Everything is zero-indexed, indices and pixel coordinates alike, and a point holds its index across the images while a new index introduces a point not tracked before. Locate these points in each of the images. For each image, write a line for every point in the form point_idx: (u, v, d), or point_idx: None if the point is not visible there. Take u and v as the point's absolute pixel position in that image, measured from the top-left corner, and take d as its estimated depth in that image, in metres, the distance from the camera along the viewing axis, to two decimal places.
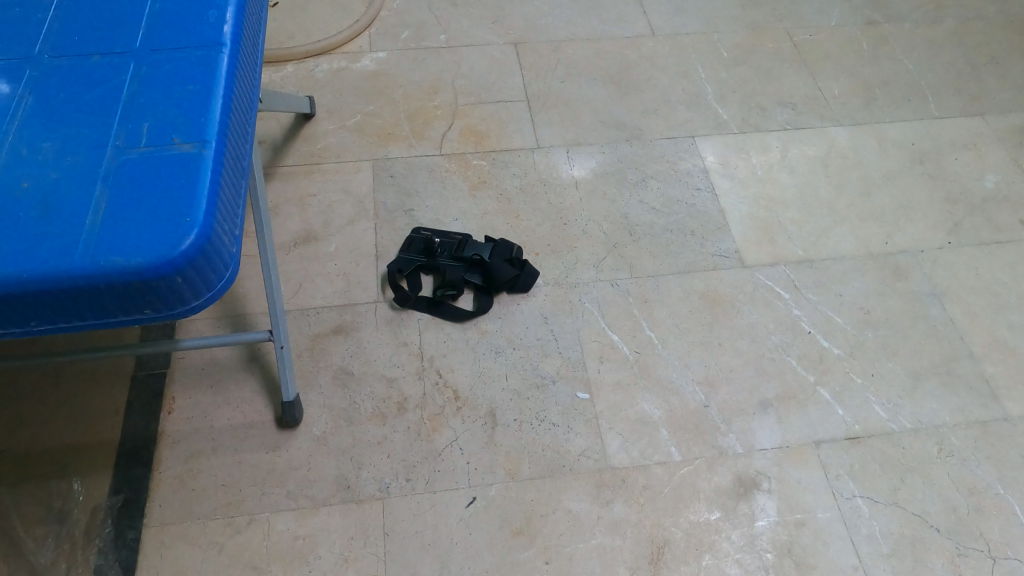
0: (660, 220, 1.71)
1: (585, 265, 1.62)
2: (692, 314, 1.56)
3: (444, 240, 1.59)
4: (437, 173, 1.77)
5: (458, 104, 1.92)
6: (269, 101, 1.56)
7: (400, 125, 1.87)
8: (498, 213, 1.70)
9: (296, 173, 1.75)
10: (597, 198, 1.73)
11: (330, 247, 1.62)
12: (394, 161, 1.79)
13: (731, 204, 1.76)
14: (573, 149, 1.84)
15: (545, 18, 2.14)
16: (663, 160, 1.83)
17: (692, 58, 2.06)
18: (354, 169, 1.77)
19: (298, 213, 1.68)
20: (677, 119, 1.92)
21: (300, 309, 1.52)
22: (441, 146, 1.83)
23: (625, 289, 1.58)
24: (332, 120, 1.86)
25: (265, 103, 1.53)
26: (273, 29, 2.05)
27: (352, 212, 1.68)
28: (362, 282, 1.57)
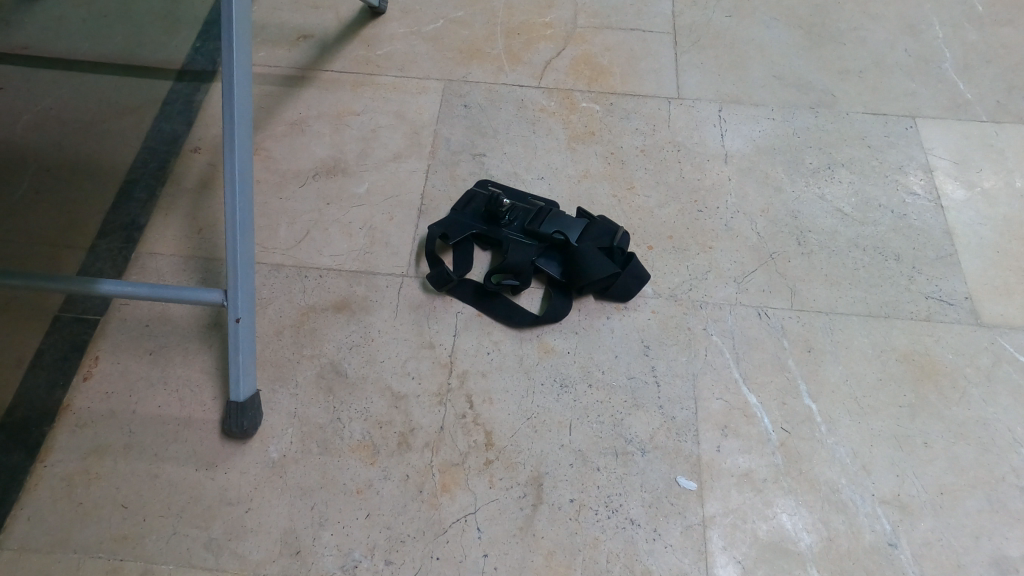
0: (849, 230, 1.12)
1: (722, 277, 1.06)
2: (884, 385, 0.98)
3: (518, 205, 1.08)
4: (529, 111, 1.25)
5: (577, 25, 1.39)
6: None
7: (492, 41, 1.36)
8: (605, 178, 1.16)
9: (341, 83, 1.29)
10: (755, 182, 1.17)
11: (359, 188, 1.15)
12: (473, 86, 1.29)
13: (964, 224, 1.14)
14: (730, 106, 1.27)
15: None
16: (862, 143, 1.23)
17: (923, 11, 1.44)
18: (418, 90, 1.28)
19: (330, 136, 1.22)
20: (892, 90, 1.31)
21: (299, 267, 1.07)
22: (542, 75, 1.30)
23: (778, 325, 1.02)
24: (404, 22, 1.39)
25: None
26: None
27: (401, 145, 1.20)
28: (392, 245, 1.09)
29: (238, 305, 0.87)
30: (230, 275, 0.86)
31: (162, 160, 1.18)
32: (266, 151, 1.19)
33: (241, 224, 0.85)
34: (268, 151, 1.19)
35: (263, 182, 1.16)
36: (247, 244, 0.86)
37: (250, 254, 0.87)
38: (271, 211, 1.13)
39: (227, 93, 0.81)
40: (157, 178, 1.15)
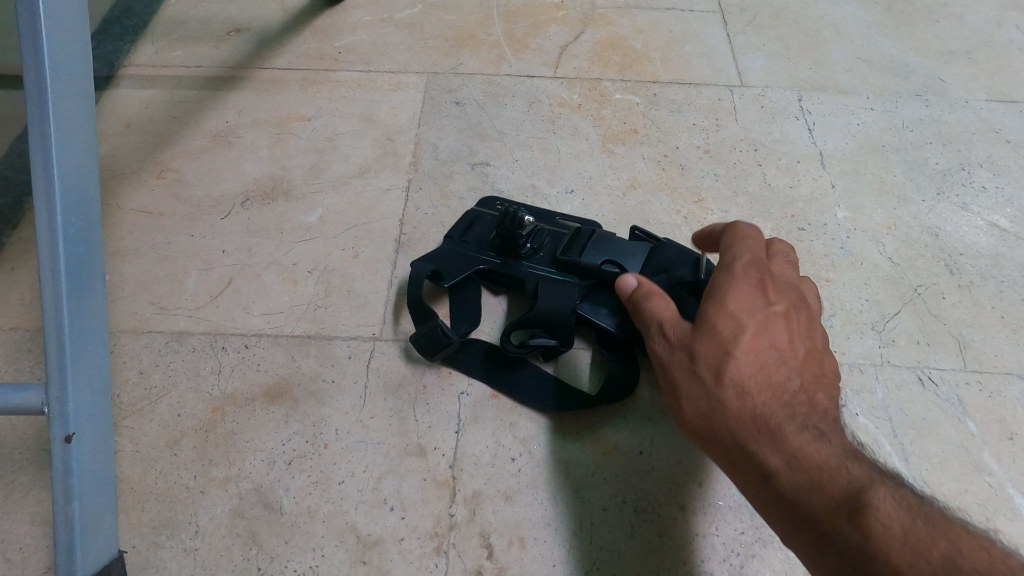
0: (1015, 252, 0.78)
1: (853, 324, 0.71)
2: None
3: (544, 227, 0.73)
4: (544, 107, 0.92)
5: (596, 5, 1.08)
6: None
7: (488, 25, 1.04)
8: (661, 190, 0.82)
9: (287, 80, 0.95)
10: (868, 188, 0.84)
11: (309, 216, 0.79)
12: (466, 79, 0.96)
13: None
14: (812, 94, 0.95)
15: None
16: (998, 136, 0.90)
17: None
18: (392, 85, 0.94)
19: (268, 148, 0.86)
20: (1013, 67, 1.00)
21: (212, 334, 0.70)
22: (557, 63, 0.98)
23: (954, 397, 0.66)
24: (372, 8, 1.06)
25: None
26: None
27: (370, 155, 0.86)
28: (357, 294, 0.73)
29: (70, 407, 0.54)
30: (56, 352, 0.54)
31: (25, 193, 0.82)
32: (175, 172, 0.84)
33: (74, 267, 0.55)
34: (178, 173, 0.83)
35: (168, 215, 0.79)
36: (89, 301, 0.56)
37: (96, 317, 0.57)
38: (176, 254, 0.76)
39: (29, 59, 0.52)
40: (10, 217, 0.79)
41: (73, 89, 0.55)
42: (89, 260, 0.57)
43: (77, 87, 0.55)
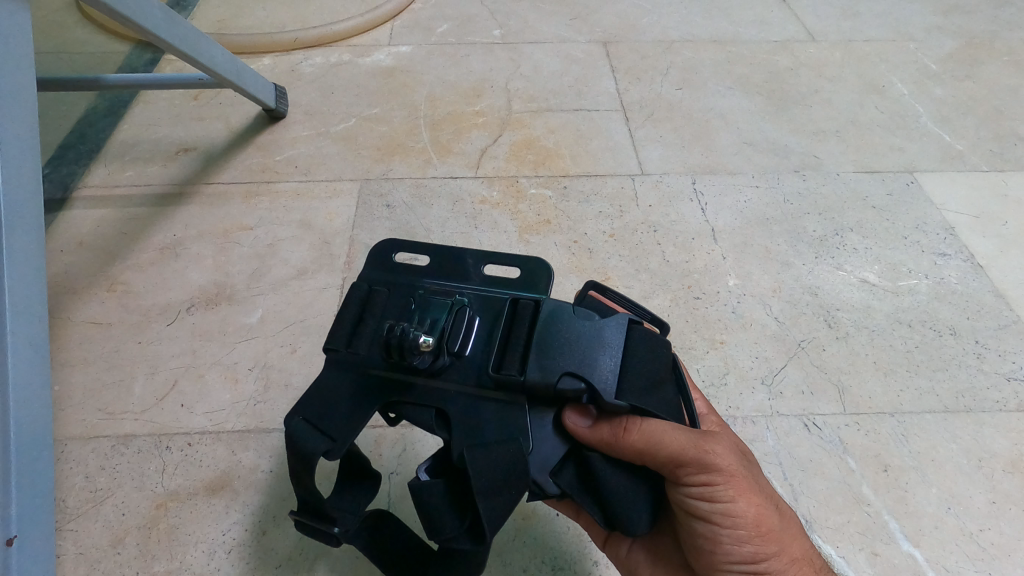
0: (884, 303, 0.89)
1: (745, 380, 0.80)
2: (1002, 511, 0.69)
3: (462, 298, 0.52)
4: (466, 205, 1.02)
5: (512, 110, 1.21)
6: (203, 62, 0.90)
7: (416, 134, 1.15)
8: (572, 272, 0.92)
9: (231, 194, 1.03)
10: (755, 257, 0.94)
11: (250, 317, 0.86)
12: (396, 183, 1.06)
13: (1012, 283, 0.92)
14: (704, 178, 1.07)
15: (647, 17, 1.48)
16: (866, 204, 1.04)
17: (880, 69, 1.33)
18: (328, 193, 1.04)
19: (213, 257, 0.94)
20: (877, 146, 1.15)
21: (157, 435, 0.74)
22: (478, 165, 1.09)
23: (835, 438, 0.75)
24: (310, 124, 1.17)
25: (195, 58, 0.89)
26: (259, 19, 1.45)
27: (308, 258, 0.94)
28: (294, 387, 0.79)
29: (14, 512, 0.59)
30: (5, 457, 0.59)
31: None
32: (124, 285, 0.90)
33: (24, 377, 0.61)
34: (127, 285, 0.90)
35: (117, 324, 0.85)
36: (39, 406, 0.62)
37: (44, 422, 0.63)
38: (123, 362, 0.81)
39: None
40: None
41: (27, 213, 0.63)
42: (37, 369, 0.63)
43: (28, 215, 0.63)
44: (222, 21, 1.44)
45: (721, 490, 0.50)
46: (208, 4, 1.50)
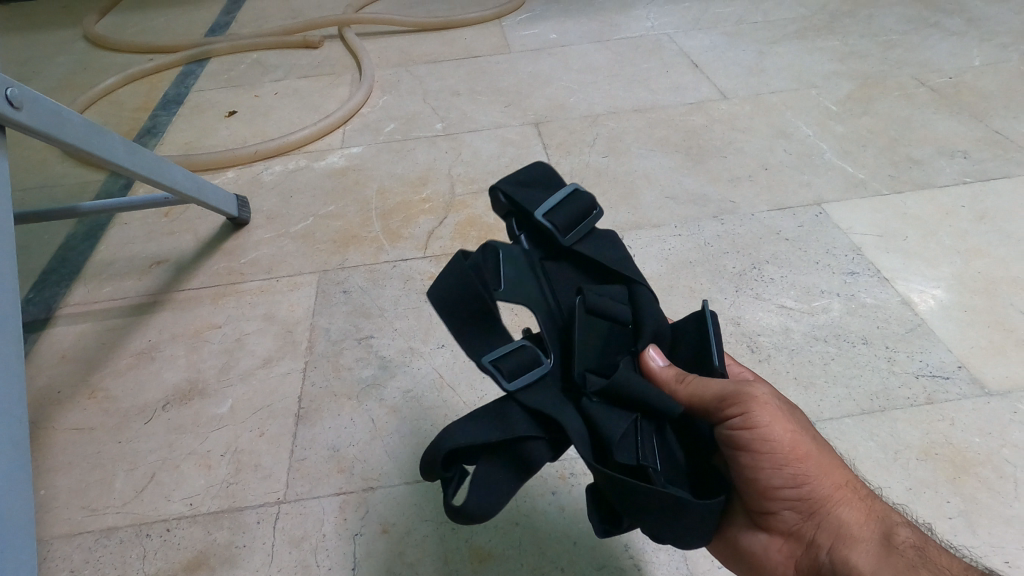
0: (800, 324, 0.97)
1: None
2: (918, 496, 0.75)
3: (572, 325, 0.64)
4: (416, 282, 1.10)
5: (456, 194, 1.32)
6: (166, 177, 1.00)
7: (368, 224, 1.25)
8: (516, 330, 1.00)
9: (200, 297, 1.12)
10: (682, 298, 1.03)
11: (221, 406, 0.93)
12: (351, 270, 1.15)
13: (917, 290, 1.01)
14: (631, 233, 1.17)
15: (574, 96, 1.62)
16: (779, 237, 1.14)
17: (786, 116, 1.47)
18: (290, 286, 1.12)
19: (185, 356, 1.02)
20: (788, 185, 1.26)
21: (138, 524, 0.80)
22: (427, 245, 1.19)
23: None
24: (271, 226, 1.27)
25: (158, 173, 0.99)
26: (222, 138, 1.59)
27: (273, 346, 1.01)
28: (265, 466, 0.85)
29: None
30: None
31: None
32: (104, 391, 0.97)
33: (6, 475, 0.67)
34: (107, 391, 0.97)
35: (98, 427, 0.92)
36: (22, 501, 0.68)
37: (28, 515, 0.69)
38: (105, 461, 0.87)
39: None
40: None
41: (5, 331, 0.71)
42: (18, 468, 0.69)
43: (8, 330, 0.71)
44: (189, 144, 1.58)
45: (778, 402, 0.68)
46: (175, 130, 1.64)
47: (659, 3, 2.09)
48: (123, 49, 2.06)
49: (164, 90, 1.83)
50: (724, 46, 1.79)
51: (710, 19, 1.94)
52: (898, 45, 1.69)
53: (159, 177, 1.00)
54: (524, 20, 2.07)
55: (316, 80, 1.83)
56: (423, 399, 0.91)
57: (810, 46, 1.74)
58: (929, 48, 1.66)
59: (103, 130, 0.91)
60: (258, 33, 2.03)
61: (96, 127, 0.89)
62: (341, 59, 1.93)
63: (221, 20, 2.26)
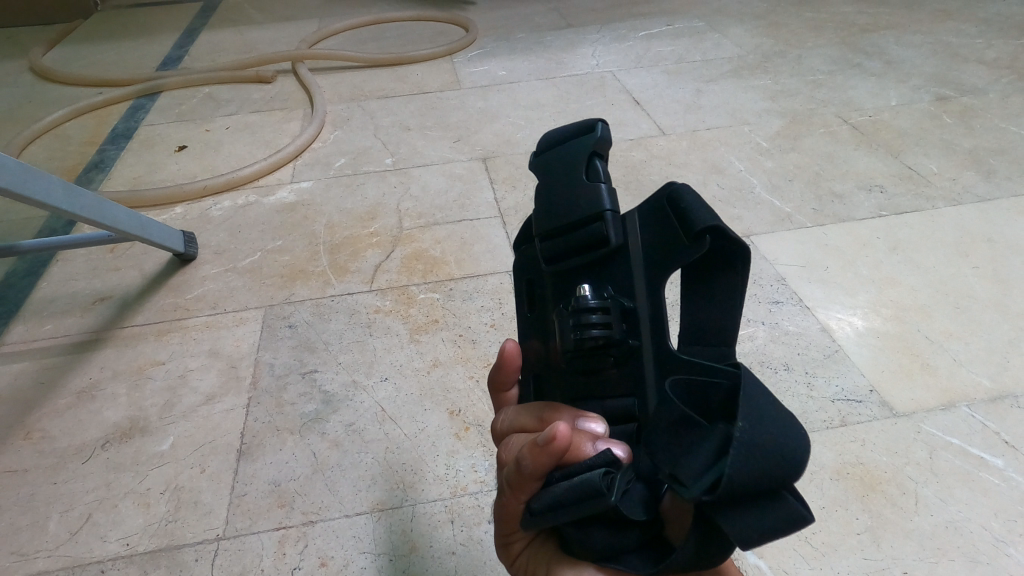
0: None
1: None
2: (831, 514, 0.80)
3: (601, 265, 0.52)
4: (361, 316, 1.12)
5: (404, 228, 1.35)
6: (107, 216, 1.02)
7: (315, 259, 1.27)
8: (458, 362, 1.03)
9: (144, 334, 1.12)
10: None
11: (161, 444, 0.93)
12: (297, 304, 1.16)
13: (835, 318, 1.08)
14: None
15: (521, 132, 1.68)
16: None
17: (720, 151, 1.55)
18: (235, 321, 1.13)
19: (127, 394, 1.01)
20: (719, 218, 1.33)
21: (72, 567, 0.79)
22: (373, 279, 1.21)
23: None
24: (219, 261, 1.28)
25: (98, 212, 1.00)
26: (172, 173, 1.59)
27: (216, 383, 1.02)
28: (204, 503, 0.85)
29: None
30: None
31: None
32: (41, 431, 0.96)
33: None
34: (45, 431, 0.96)
35: (33, 469, 0.91)
36: None
37: None
38: (40, 503, 0.87)
39: None
40: None
41: None
42: None
43: None
44: (137, 179, 1.58)
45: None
46: (123, 165, 1.64)
47: (604, 43, 2.18)
48: (71, 82, 2.05)
49: (113, 124, 1.83)
50: (665, 84, 1.88)
51: (651, 58, 2.04)
52: (824, 85, 1.81)
53: (98, 216, 1.01)
54: (474, 57, 2.14)
55: (267, 115, 1.85)
56: (365, 432, 0.93)
57: (743, 84, 1.84)
58: (850, 88, 1.79)
59: (38, 171, 0.92)
60: (210, 67, 2.05)
61: (33, 170, 0.91)
62: (293, 94, 1.96)
63: (173, 54, 2.27)
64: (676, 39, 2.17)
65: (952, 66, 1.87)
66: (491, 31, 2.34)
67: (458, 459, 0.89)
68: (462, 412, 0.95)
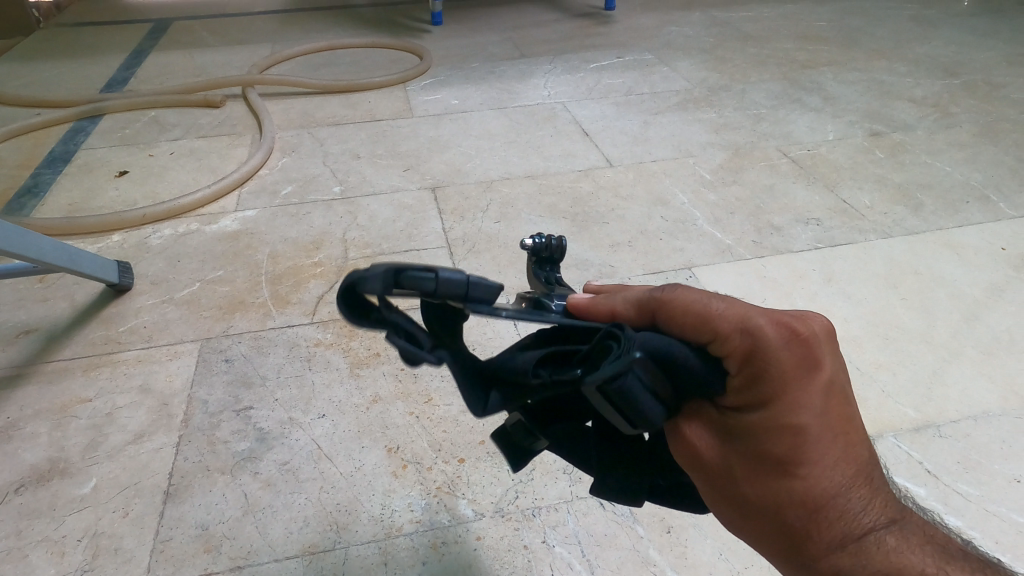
0: None
1: (549, 472, 0.90)
2: None
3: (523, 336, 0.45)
4: (301, 350, 1.10)
5: (349, 258, 1.33)
6: (29, 248, 0.98)
7: (256, 290, 1.25)
8: (398, 397, 1.01)
9: (71, 369, 1.08)
10: None
11: (81, 487, 0.89)
12: (235, 338, 1.14)
13: None
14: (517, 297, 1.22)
15: (471, 161, 1.69)
16: None
17: (665, 184, 1.58)
18: (169, 356, 1.10)
19: (48, 434, 0.97)
20: (662, 250, 1.35)
21: None
22: (315, 311, 1.19)
23: (627, 511, 0.85)
24: (155, 292, 1.24)
25: (19, 244, 0.96)
26: (110, 200, 1.55)
27: (145, 421, 0.98)
28: (125, 550, 0.82)
29: None
30: None
31: None
32: None
33: None
34: None
35: None
36: None
37: None
38: None
39: None
40: None
41: None
42: None
43: None
44: (73, 206, 1.53)
45: (811, 387, 0.47)
46: (59, 190, 1.58)
47: (556, 73, 2.22)
48: (8, 102, 1.99)
49: (50, 148, 1.77)
50: (613, 115, 1.92)
51: (601, 89, 2.08)
52: (766, 119, 1.87)
53: (19, 249, 0.98)
54: (427, 85, 2.15)
55: (214, 141, 1.82)
56: (299, 471, 0.91)
57: (689, 117, 1.89)
58: (790, 123, 1.85)
59: None
60: (156, 90, 2.00)
61: None
62: (242, 118, 1.93)
63: (119, 76, 2.22)
64: (626, 72, 2.22)
65: (884, 103, 1.96)
66: (445, 59, 2.36)
67: (395, 498, 0.87)
68: (400, 449, 0.93)
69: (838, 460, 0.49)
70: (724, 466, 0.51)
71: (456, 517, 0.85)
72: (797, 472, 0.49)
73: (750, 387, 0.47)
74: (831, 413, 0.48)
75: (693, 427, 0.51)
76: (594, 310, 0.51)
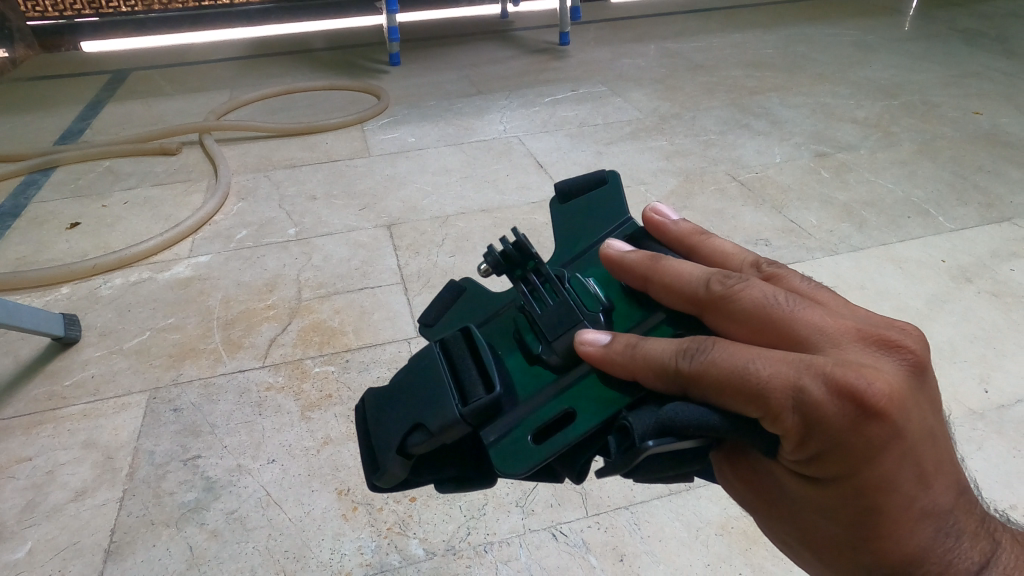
0: None
1: (502, 505, 0.89)
2: (716, 572, 0.81)
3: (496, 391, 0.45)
4: (252, 394, 1.09)
5: (302, 299, 1.32)
6: None
7: (207, 336, 1.23)
8: (349, 439, 1.00)
9: (12, 427, 1.05)
10: None
11: (18, 550, 0.86)
12: (184, 386, 1.12)
13: None
14: None
15: (427, 198, 1.71)
16: None
17: None
18: (115, 408, 1.08)
19: None
20: None
21: None
22: (267, 354, 1.18)
23: (579, 541, 0.85)
24: (103, 344, 1.22)
25: None
26: (61, 252, 1.53)
27: (87, 476, 0.96)
28: None
29: None
30: None
31: None
32: None
33: None
34: None
35: None
36: None
37: None
38: None
39: None
40: None
41: None
42: None
43: None
44: (22, 260, 1.51)
45: (885, 455, 0.41)
46: (8, 244, 1.56)
47: (512, 109, 2.26)
48: None
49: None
50: (567, 147, 1.95)
51: (556, 122, 2.12)
52: (715, 145, 1.92)
53: None
54: (385, 124, 2.18)
55: (169, 188, 1.81)
56: (246, 520, 0.89)
57: (641, 146, 1.93)
58: (739, 147, 1.90)
59: None
60: (111, 140, 2.00)
61: None
62: (198, 165, 1.93)
63: (74, 128, 2.22)
64: (580, 104, 2.27)
65: (829, 125, 2.03)
66: (403, 99, 2.39)
67: (344, 542, 0.86)
68: (350, 491, 0.92)
69: (919, 519, 0.43)
70: (800, 509, 0.49)
71: (407, 557, 0.83)
72: (875, 535, 0.44)
73: (807, 443, 0.41)
74: (915, 473, 0.42)
75: (770, 469, 0.49)
76: (625, 266, 0.47)
